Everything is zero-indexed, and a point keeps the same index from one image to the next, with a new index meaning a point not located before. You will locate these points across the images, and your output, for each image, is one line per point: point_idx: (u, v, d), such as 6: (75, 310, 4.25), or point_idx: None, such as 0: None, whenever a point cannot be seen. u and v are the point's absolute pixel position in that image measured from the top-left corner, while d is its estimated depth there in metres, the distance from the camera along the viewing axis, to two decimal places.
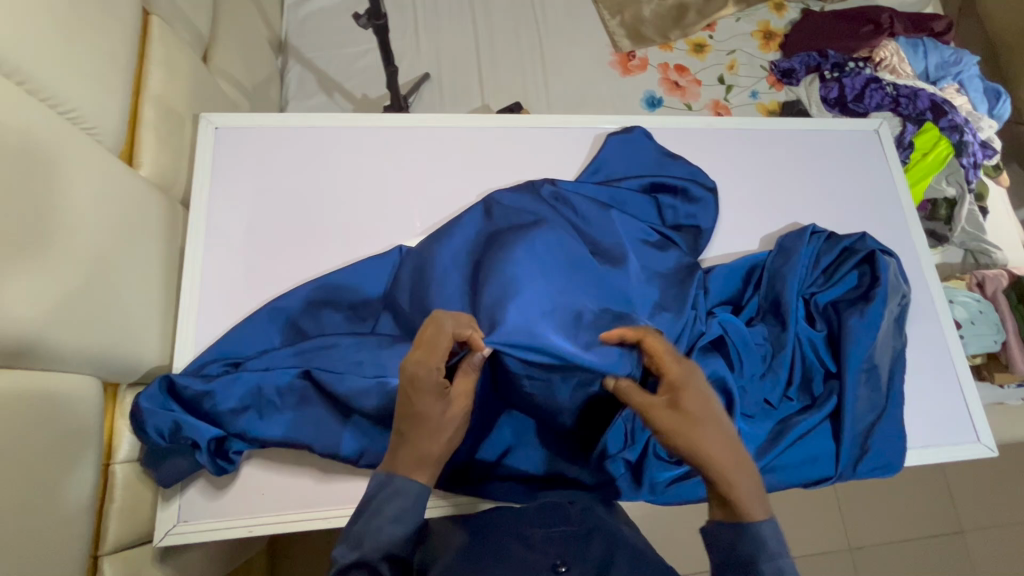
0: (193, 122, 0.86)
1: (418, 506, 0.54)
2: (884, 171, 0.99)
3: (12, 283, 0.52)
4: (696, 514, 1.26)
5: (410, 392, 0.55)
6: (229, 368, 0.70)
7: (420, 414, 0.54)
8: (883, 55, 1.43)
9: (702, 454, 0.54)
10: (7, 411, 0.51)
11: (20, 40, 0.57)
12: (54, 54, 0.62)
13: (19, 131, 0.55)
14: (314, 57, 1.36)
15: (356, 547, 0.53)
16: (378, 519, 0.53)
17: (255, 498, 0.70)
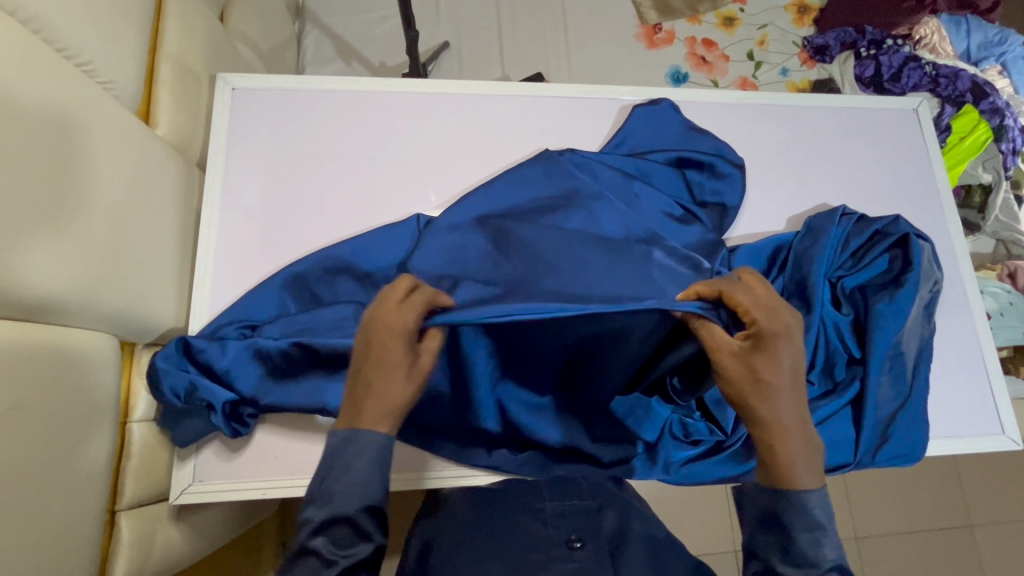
0: (210, 82, 0.85)
1: (385, 455, 0.52)
2: (921, 152, 0.95)
3: (28, 235, 0.51)
4: (703, 496, 1.26)
5: (385, 340, 0.52)
6: (247, 332, 0.70)
7: (385, 359, 0.52)
8: (923, 33, 1.36)
9: (761, 418, 0.53)
10: (24, 363, 0.51)
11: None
12: (69, 3, 0.60)
13: (34, 80, 0.54)
14: (332, 22, 1.33)
15: (326, 507, 0.50)
16: (347, 473, 0.51)
17: (270, 461, 0.70)
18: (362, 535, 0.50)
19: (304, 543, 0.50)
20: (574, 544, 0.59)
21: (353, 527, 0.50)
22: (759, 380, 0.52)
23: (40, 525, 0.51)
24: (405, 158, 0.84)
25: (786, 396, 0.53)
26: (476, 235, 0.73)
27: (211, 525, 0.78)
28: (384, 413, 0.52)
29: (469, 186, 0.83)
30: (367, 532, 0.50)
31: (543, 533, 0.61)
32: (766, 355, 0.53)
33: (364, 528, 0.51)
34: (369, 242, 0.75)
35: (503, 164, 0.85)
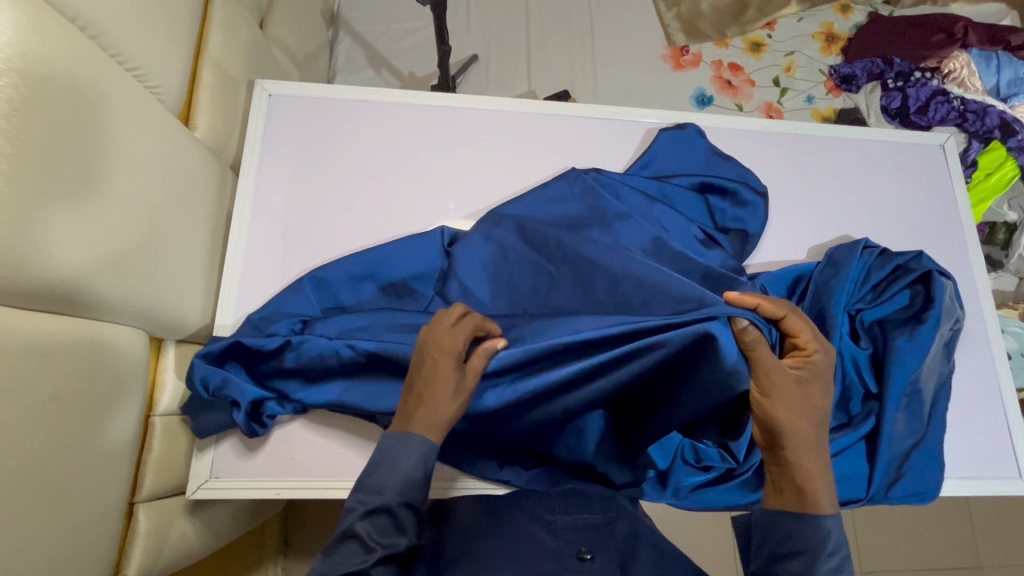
0: (247, 87, 0.87)
1: (429, 458, 0.56)
2: (946, 188, 0.95)
3: (77, 232, 0.53)
4: (707, 521, 1.25)
5: (436, 358, 0.58)
6: (298, 327, 0.72)
7: (435, 375, 0.57)
8: (952, 66, 1.36)
9: (799, 438, 0.57)
10: (60, 356, 0.52)
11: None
12: (123, 10, 0.62)
13: (88, 84, 0.56)
14: (365, 31, 1.36)
15: (373, 496, 0.54)
16: (396, 466, 0.55)
17: (285, 462, 0.71)
18: (400, 528, 0.53)
19: (349, 528, 0.53)
20: (585, 557, 0.59)
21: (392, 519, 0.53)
22: (806, 402, 0.58)
23: (62, 516, 0.53)
24: (432, 170, 0.85)
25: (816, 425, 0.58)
26: (499, 251, 0.75)
27: (222, 520, 0.80)
28: (433, 422, 0.56)
29: (493, 201, 0.85)
30: (404, 527, 0.53)
31: (551, 544, 0.61)
32: (816, 381, 0.59)
33: (402, 522, 0.53)
34: (397, 253, 0.76)
35: (526, 181, 0.86)
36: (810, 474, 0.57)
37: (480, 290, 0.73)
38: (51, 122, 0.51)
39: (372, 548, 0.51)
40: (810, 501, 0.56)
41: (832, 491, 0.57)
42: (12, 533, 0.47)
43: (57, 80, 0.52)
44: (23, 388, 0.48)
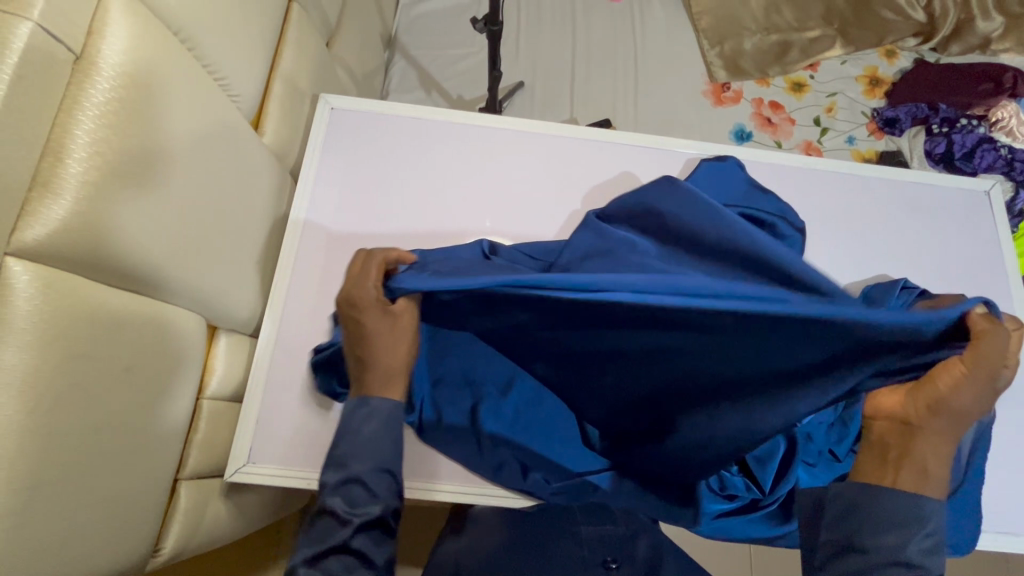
0: (311, 100, 0.94)
1: (393, 421, 0.61)
2: (991, 234, 0.94)
3: (158, 219, 0.58)
4: (724, 556, 1.22)
5: (361, 312, 0.63)
6: None
7: (369, 331, 0.62)
8: (1000, 115, 1.34)
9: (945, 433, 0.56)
10: (132, 333, 0.57)
11: (196, 12, 0.64)
12: (218, 28, 0.68)
13: (183, 88, 0.62)
14: (419, 55, 1.44)
15: (341, 471, 0.59)
16: (358, 438, 0.60)
17: (319, 454, 0.74)
18: (374, 496, 0.57)
19: (324, 503, 0.57)
20: (610, 566, 0.67)
21: (364, 489, 0.58)
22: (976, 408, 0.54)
23: (114, 484, 0.56)
24: (477, 186, 0.89)
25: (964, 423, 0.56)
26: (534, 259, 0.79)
27: (251, 507, 0.83)
28: (388, 371, 0.63)
29: (533, 218, 0.88)
30: (376, 493, 0.58)
31: (579, 556, 0.68)
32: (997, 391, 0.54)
33: (374, 488, 0.58)
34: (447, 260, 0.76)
35: (566, 200, 0.89)
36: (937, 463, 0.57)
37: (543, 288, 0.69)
38: (153, 120, 0.56)
39: (347, 517, 0.56)
40: (926, 485, 0.57)
41: (944, 476, 0.57)
42: (74, 494, 0.51)
43: (157, 84, 0.57)
44: (100, 359, 0.53)
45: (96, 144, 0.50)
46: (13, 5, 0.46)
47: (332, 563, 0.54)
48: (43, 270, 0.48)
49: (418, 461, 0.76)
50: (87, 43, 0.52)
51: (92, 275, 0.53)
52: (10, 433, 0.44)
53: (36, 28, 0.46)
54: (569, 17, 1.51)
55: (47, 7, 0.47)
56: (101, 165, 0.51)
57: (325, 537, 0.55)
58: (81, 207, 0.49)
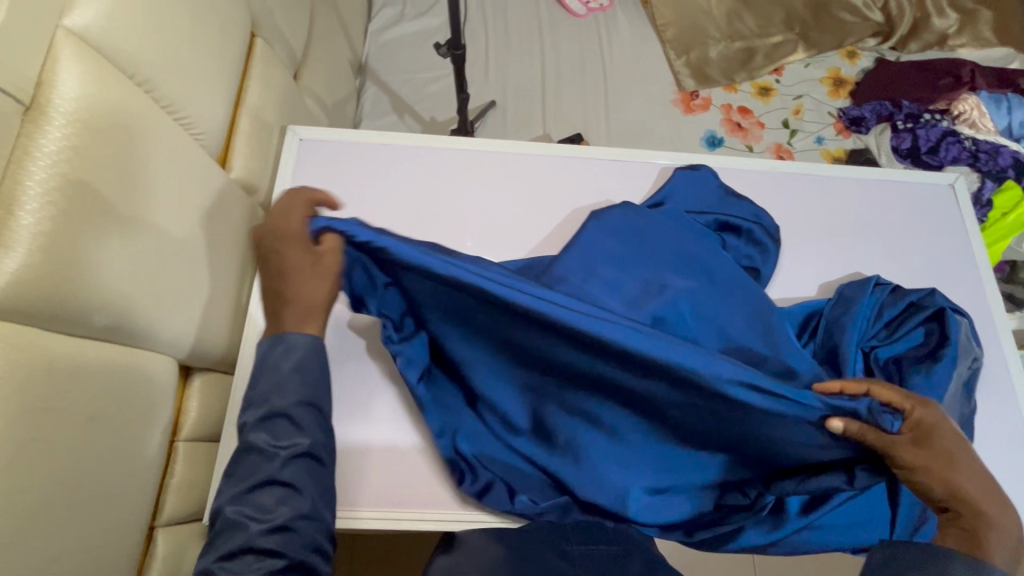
0: (280, 132, 0.94)
1: (315, 351, 0.60)
2: (960, 226, 0.95)
3: (120, 266, 0.57)
4: (725, 563, 1.21)
5: (283, 247, 0.62)
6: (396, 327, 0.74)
7: (290, 266, 0.62)
8: (962, 108, 1.38)
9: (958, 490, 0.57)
10: (95, 383, 0.55)
11: (157, 55, 0.64)
12: (180, 69, 0.68)
13: (143, 132, 0.61)
14: (389, 80, 1.45)
15: (261, 407, 0.56)
16: (279, 370, 0.58)
17: None
18: (299, 429, 0.56)
19: (247, 440, 0.55)
20: None
21: (290, 421, 0.56)
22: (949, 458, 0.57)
23: (83, 541, 0.54)
24: (450, 208, 0.89)
25: (987, 483, 0.57)
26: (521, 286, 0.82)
27: None
28: (309, 305, 0.61)
29: (508, 237, 0.88)
30: (302, 424, 0.56)
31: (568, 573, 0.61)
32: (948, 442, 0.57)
33: (301, 421, 0.56)
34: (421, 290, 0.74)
35: (540, 218, 0.90)
36: (988, 518, 0.56)
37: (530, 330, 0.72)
38: (111, 166, 0.56)
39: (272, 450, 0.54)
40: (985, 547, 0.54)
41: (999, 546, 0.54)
42: (40, 554, 0.49)
43: (114, 129, 0.57)
44: (60, 414, 0.51)
45: (50, 194, 0.50)
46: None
47: (259, 494, 0.52)
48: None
49: (400, 489, 0.76)
50: (38, 94, 0.51)
51: (53, 327, 0.52)
52: None
53: None
54: (536, 35, 1.53)
55: None
56: (55, 215, 0.50)
57: (248, 473, 0.53)
58: (35, 258, 0.48)
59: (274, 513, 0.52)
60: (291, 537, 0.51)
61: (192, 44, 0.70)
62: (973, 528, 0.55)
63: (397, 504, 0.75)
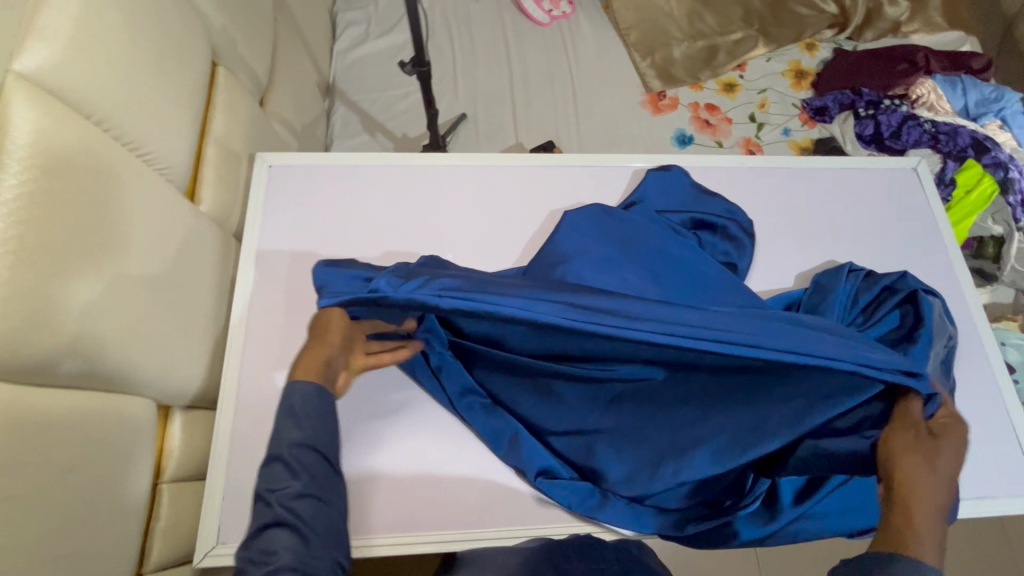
0: (248, 160, 0.93)
1: (323, 397, 0.64)
2: (925, 208, 0.98)
3: (86, 309, 0.55)
4: (727, 557, 1.22)
5: (325, 331, 0.69)
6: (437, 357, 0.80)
7: (317, 334, 0.69)
8: (920, 92, 1.43)
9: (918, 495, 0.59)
10: (69, 432, 0.54)
11: (115, 92, 0.63)
12: (140, 105, 0.67)
13: (103, 171, 0.60)
14: (359, 99, 1.45)
15: (268, 448, 0.59)
16: (294, 414, 0.61)
17: None
18: (294, 473, 0.57)
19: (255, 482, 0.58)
20: None
21: (295, 468, 0.57)
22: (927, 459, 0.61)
23: None
24: (426, 225, 0.89)
25: (940, 522, 0.59)
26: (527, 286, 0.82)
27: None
28: (318, 363, 0.66)
29: (486, 251, 0.88)
30: (298, 470, 0.57)
31: None
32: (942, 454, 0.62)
33: (297, 465, 0.58)
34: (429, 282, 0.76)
35: (516, 229, 0.90)
36: (921, 536, 0.57)
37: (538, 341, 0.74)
38: (73, 209, 0.55)
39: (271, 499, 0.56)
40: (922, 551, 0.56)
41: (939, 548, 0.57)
42: None
43: (74, 172, 0.56)
44: (32, 467, 0.50)
45: (10, 244, 0.49)
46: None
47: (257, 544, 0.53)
48: None
49: (395, 515, 0.75)
50: None
51: (23, 378, 0.50)
52: None
53: None
54: (503, 46, 1.54)
55: None
56: (16, 264, 0.49)
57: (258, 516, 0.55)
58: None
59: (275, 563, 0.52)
60: None
61: (152, 78, 0.69)
62: (905, 538, 0.57)
63: (394, 530, 0.75)
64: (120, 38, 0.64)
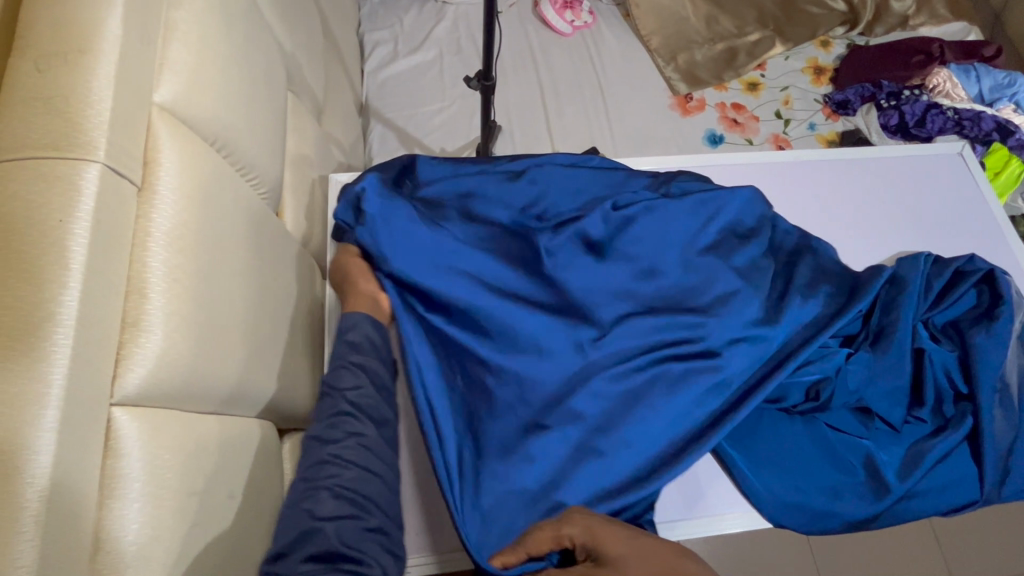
0: (319, 182, 0.93)
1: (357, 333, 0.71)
2: (976, 191, 1.01)
3: (228, 338, 0.55)
4: (786, 540, 1.25)
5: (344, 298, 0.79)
6: (676, 283, 0.80)
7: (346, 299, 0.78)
8: (936, 81, 1.49)
9: None
10: (221, 461, 0.53)
11: (236, 123, 0.62)
12: (254, 133, 0.66)
13: (234, 201, 0.60)
14: (394, 117, 1.46)
15: (330, 399, 0.65)
16: (345, 390, 0.65)
17: None
18: (357, 387, 0.66)
19: (320, 453, 0.61)
20: None
21: (356, 412, 0.64)
22: None
23: None
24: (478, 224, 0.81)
25: None
26: (689, 232, 0.83)
27: None
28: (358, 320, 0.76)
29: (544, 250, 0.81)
30: (340, 440, 0.62)
31: None
32: None
33: (358, 405, 0.65)
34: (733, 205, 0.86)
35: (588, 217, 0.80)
36: None
37: (675, 297, 0.79)
38: (213, 237, 0.55)
39: (325, 439, 0.62)
40: None
41: None
42: None
43: (211, 199, 0.55)
44: (204, 488, 0.50)
45: (175, 275, 0.49)
46: (79, 149, 0.46)
47: (356, 391, 0.66)
48: (141, 413, 0.46)
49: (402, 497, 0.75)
50: (146, 172, 0.51)
51: (184, 405, 0.51)
52: None
53: (104, 168, 0.46)
54: (530, 58, 1.57)
55: (110, 146, 0.47)
56: (177, 294, 0.49)
57: (303, 450, 0.62)
58: (174, 337, 0.48)
59: (343, 440, 0.62)
60: (377, 539, 0.58)
61: (260, 103, 0.69)
62: None
63: None
64: (233, 65, 0.64)
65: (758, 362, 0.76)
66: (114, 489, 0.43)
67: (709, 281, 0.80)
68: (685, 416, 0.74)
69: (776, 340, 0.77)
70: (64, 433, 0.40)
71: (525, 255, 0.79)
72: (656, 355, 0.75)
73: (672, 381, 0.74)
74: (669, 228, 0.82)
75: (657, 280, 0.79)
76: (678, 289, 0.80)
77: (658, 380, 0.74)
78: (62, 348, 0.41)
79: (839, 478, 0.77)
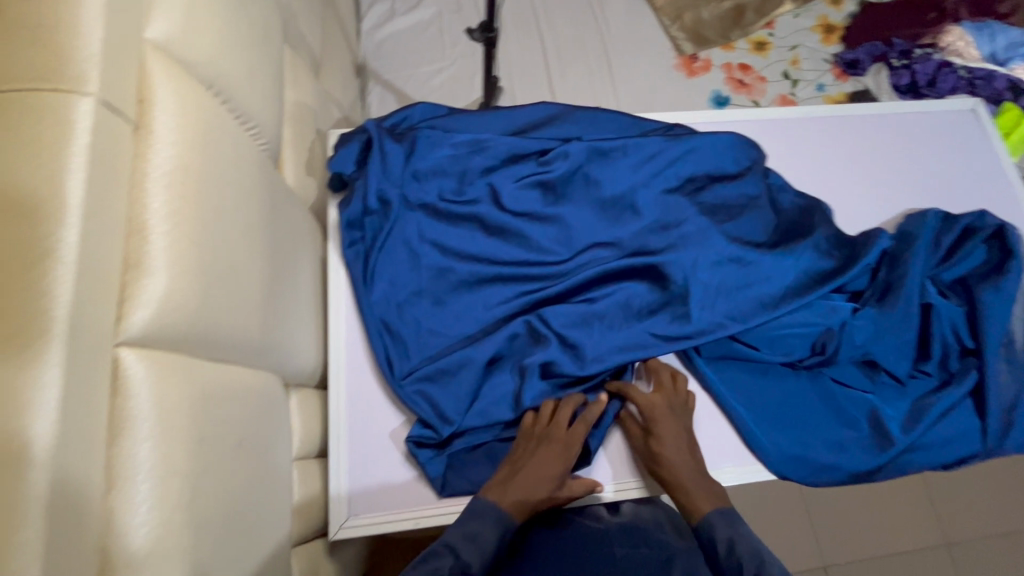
0: (318, 138, 0.91)
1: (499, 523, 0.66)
2: (987, 148, 0.99)
3: (233, 284, 0.54)
4: (786, 499, 1.27)
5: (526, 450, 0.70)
6: (653, 218, 0.81)
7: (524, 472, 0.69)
8: (947, 40, 1.45)
9: None
10: (229, 408, 0.53)
11: (232, 67, 0.60)
12: (251, 78, 0.64)
13: (234, 147, 0.58)
14: (392, 78, 1.42)
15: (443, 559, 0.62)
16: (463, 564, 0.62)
17: (399, 494, 0.73)
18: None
19: None
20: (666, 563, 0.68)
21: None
22: None
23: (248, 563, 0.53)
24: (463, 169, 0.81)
25: None
26: (665, 175, 0.83)
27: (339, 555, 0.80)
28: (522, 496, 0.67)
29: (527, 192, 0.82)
30: None
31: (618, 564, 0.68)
32: None
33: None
34: (711, 151, 0.85)
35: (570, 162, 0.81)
36: None
37: (656, 233, 0.80)
38: (215, 181, 0.53)
39: None
40: None
41: None
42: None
43: (210, 142, 0.54)
44: (212, 433, 0.50)
45: (176, 216, 0.48)
46: (70, 82, 0.44)
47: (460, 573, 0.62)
48: (147, 354, 0.46)
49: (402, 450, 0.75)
50: (141, 111, 0.49)
51: (193, 350, 0.50)
52: (164, 524, 0.43)
53: (96, 103, 0.44)
54: (532, 16, 1.53)
55: (102, 80, 0.45)
56: (178, 235, 0.48)
57: None
58: (176, 280, 0.47)
59: None
60: None
61: (256, 48, 0.66)
62: None
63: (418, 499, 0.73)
64: (228, 6, 0.61)
65: (739, 293, 0.78)
66: (122, 430, 0.43)
67: (689, 221, 0.80)
68: (661, 341, 0.76)
69: (760, 279, 0.78)
70: (69, 370, 0.40)
71: (510, 198, 0.80)
72: (632, 288, 0.78)
73: (648, 309, 0.78)
74: (651, 170, 0.83)
75: (636, 218, 0.81)
76: (658, 225, 0.81)
77: (632, 309, 0.78)
78: (63, 284, 0.40)
79: (844, 432, 0.77)
